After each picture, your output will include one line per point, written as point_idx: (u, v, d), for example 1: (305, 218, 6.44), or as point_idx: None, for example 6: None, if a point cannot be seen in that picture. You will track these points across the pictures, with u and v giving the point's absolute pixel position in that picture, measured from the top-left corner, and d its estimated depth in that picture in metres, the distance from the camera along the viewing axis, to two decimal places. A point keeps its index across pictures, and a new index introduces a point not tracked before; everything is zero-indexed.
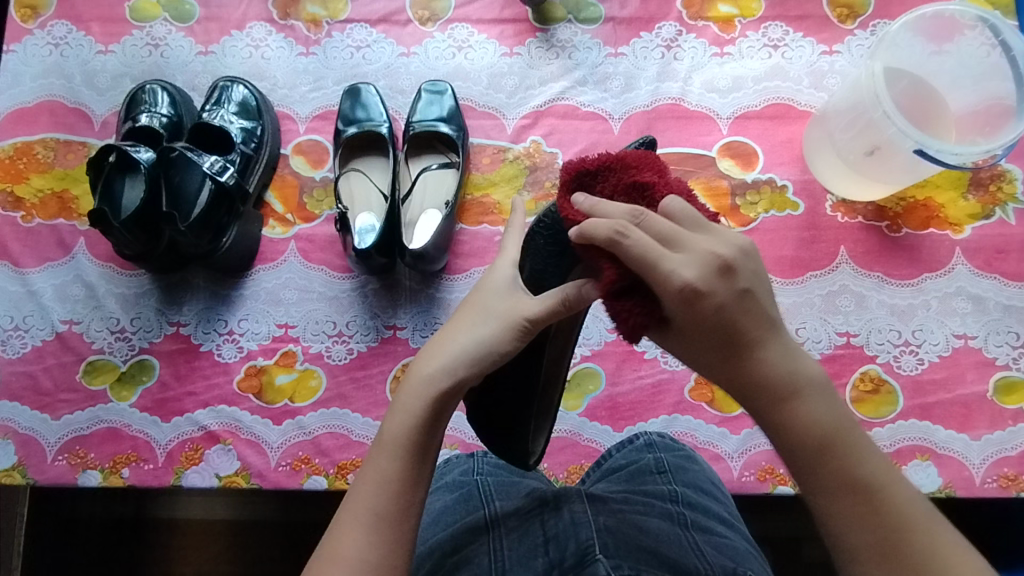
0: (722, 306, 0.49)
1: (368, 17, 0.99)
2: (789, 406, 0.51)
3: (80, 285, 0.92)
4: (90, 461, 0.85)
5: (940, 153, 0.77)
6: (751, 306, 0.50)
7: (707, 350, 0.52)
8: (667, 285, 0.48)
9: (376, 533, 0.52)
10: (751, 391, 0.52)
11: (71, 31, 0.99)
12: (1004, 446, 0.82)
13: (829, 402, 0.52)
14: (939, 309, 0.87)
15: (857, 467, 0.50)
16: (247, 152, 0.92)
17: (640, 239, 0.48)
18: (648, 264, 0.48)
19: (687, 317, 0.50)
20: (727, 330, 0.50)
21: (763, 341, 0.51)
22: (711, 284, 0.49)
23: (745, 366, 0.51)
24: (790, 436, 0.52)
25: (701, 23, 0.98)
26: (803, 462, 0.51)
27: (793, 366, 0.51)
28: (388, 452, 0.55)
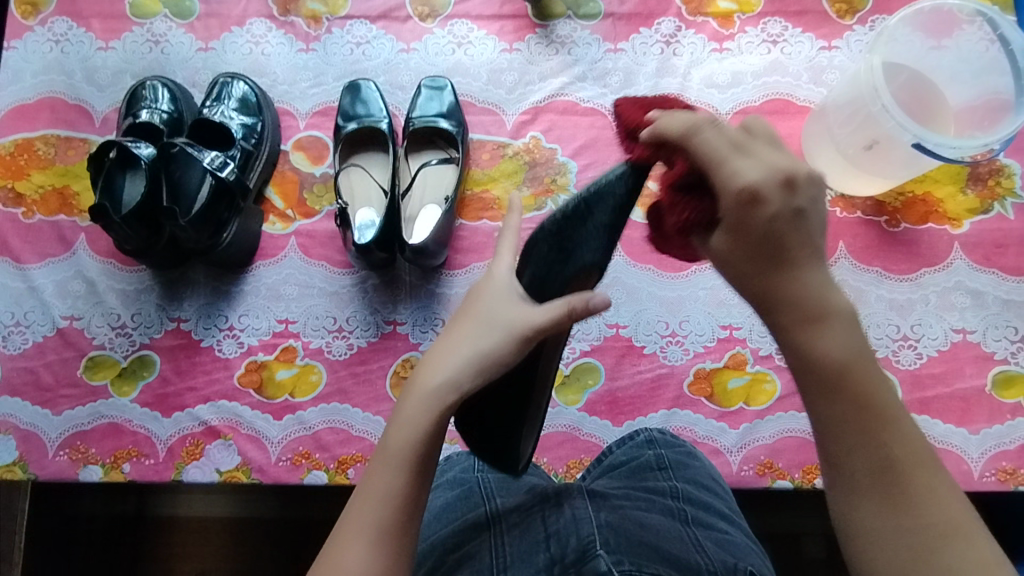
0: (775, 218, 0.49)
1: (368, 13, 0.99)
2: (813, 329, 0.49)
3: (81, 281, 0.92)
4: (91, 456, 0.85)
5: (939, 147, 0.77)
6: (803, 227, 0.50)
7: (746, 257, 0.50)
8: (728, 183, 0.50)
9: (380, 546, 0.51)
10: (784, 304, 0.50)
11: (72, 27, 0.99)
12: (1002, 440, 0.82)
13: (852, 336, 0.50)
14: (938, 304, 0.87)
15: (874, 396, 0.49)
16: (247, 148, 0.92)
17: (709, 139, 0.51)
18: (714, 160, 0.50)
19: (734, 220, 0.50)
20: (771, 238, 0.49)
21: (805, 262, 0.50)
22: (769, 192, 0.49)
23: (783, 277, 0.50)
24: (808, 362, 0.49)
25: (701, 18, 0.98)
26: (819, 394, 0.49)
27: (825, 292, 0.50)
28: (393, 462, 0.54)
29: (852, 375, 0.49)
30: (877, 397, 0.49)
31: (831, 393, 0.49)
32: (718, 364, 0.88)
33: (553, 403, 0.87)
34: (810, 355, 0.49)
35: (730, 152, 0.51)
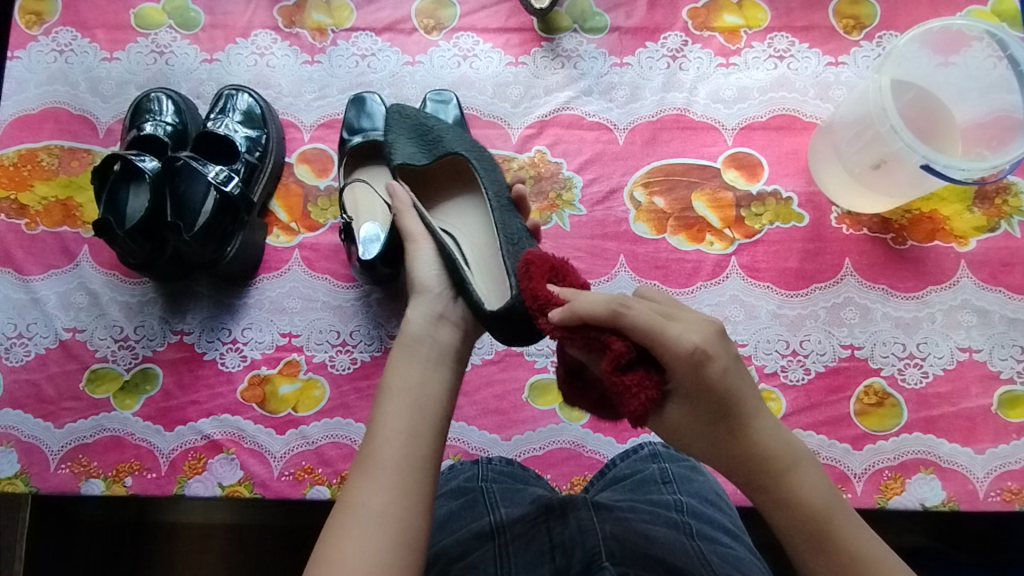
0: (725, 369, 0.55)
1: (374, 26, 0.99)
2: (787, 479, 0.55)
3: (84, 292, 0.92)
4: (93, 470, 0.85)
5: (947, 168, 0.78)
6: (743, 375, 0.57)
7: (704, 424, 0.56)
8: (676, 348, 0.55)
9: (392, 481, 0.54)
10: (753, 467, 0.56)
11: (76, 38, 0.99)
12: (1008, 460, 0.82)
13: (820, 481, 0.55)
14: (945, 322, 0.87)
15: (853, 542, 0.53)
16: (252, 161, 0.92)
17: (640, 310, 0.56)
18: (653, 330, 0.55)
19: (690, 381, 0.55)
20: (725, 399, 0.55)
21: (752, 414, 0.56)
22: (713, 349, 0.55)
23: (743, 440, 0.56)
24: (789, 516, 0.55)
25: (707, 33, 0.97)
26: (804, 544, 0.54)
27: (781, 439, 0.56)
28: (399, 401, 0.59)
29: (830, 517, 0.54)
30: (855, 535, 0.53)
31: (814, 539, 0.54)
32: None
33: (557, 419, 0.87)
34: (789, 510, 0.55)
35: (660, 319, 0.56)
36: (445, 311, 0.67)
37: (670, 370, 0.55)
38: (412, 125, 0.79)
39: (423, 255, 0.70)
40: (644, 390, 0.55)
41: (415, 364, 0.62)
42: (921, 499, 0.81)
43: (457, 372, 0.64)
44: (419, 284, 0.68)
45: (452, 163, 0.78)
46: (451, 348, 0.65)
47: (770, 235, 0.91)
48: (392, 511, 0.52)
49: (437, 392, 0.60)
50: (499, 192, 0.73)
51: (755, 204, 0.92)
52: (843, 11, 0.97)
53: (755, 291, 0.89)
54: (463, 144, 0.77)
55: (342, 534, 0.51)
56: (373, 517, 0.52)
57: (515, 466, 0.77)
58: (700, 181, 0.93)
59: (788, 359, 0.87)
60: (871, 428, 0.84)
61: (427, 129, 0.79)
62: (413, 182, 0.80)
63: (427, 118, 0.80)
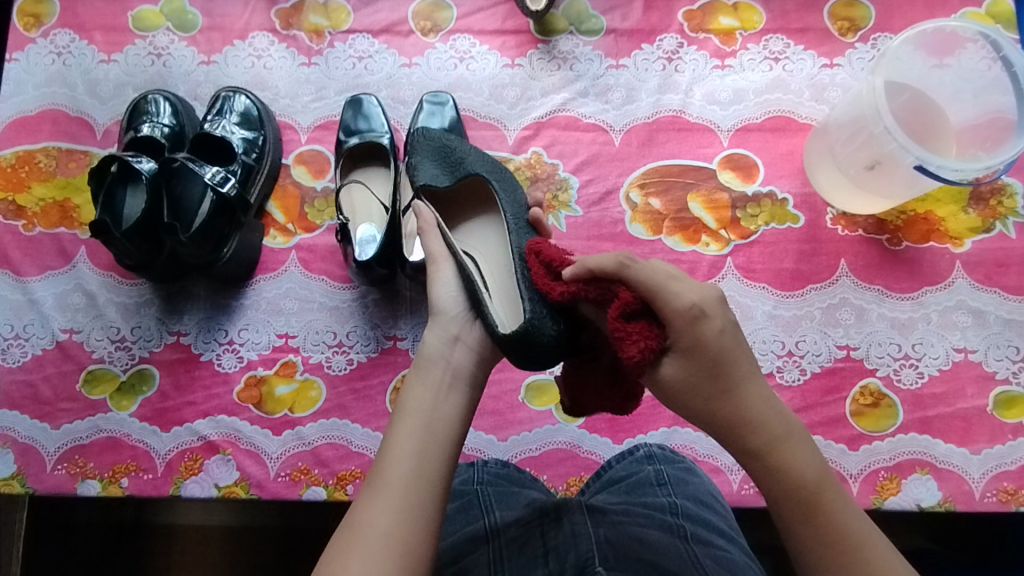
0: (722, 331, 0.55)
1: (371, 28, 0.99)
2: (779, 447, 0.54)
3: (81, 293, 0.92)
4: (89, 471, 0.85)
5: (941, 169, 0.78)
6: (740, 342, 0.56)
7: (702, 384, 0.55)
8: (678, 302, 0.54)
9: (400, 503, 0.53)
10: (743, 428, 0.55)
11: (74, 40, 0.99)
12: (1003, 460, 0.82)
13: (811, 454, 0.55)
14: (940, 322, 0.87)
15: (843, 518, 0.52)
16: (249, 163, 0.92)
17: (646, 265, 0.56)
18: (656, 286, 0.55)
19: (691, 337, 0.55)
20: (723, 361, 0.55)
21: (745, 379, 0.56)
22: (712, 309, 0.55)
23: (734, 401, 0.55)
24: (778, 483, 0.54)
25: (702, 35, 0.98)
26: (791, 513, 0.53)
27: (774, 408, 0.56)
28: (410, 423, 0.58)
29: (820, 488, 0.53)
30: (843, 508, 0.53)
31: (801, 508, 0.53)
32: None
33: (553, 420, 0.87)
34: (779, 476, 0.54)
35: (663, 274, 0.56)
36: (462, 333, 0.66)
37: (670, 324, 0.55)
38: (437, 147, 0.78)
39: (444, 278, 0.69)
40: (644, 338, 0.55)
41: (428, 386, 0.61)
42: (917, 499, 0.81)
43: (473, 396, 0.63)
44: (437, 307, 0.67)
45: (473, 185, 0.77)
46: (468, 372, 0.64)
47: (765, 236, 0.91)
48: (398, 533, 0.52)
49: (450, 416, 0.60)
50: (517, 214, 0.72)
51: (750, 205, 0.92)
52: (838, 13, 0.98)
53: (751, 291, 0.89)
54: (485, 165, 0.75)
55: (347, 554, 0.51)
56: (378, 538, 0.51)
57: (511, 468, 0.77)
58: (696, 183, 0.93)
59: (783, 360, 0.87)
60: (866, 429, 0.84)
61: (448, 150, 0.77)
62: (438, 206, 0.78)
63: (450, 139, 0.78)
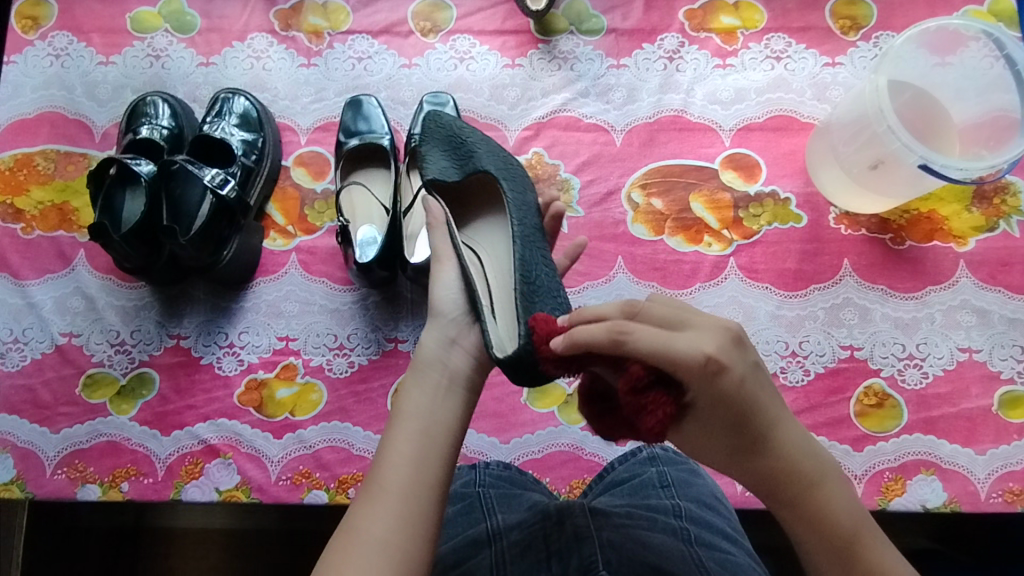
0: (742, 380, 0.51)
1: (370, 29, 0.99)
2: (814, 496, 0.53)
3: (80, 297, 0.91)
4: (89, 475, 0.84)
5: (945, 168, 0.77)
6: (763, 380, 0.53)
7: (723, 437, 0.53)
8: (691, 364, 0.50)
9: (397, 509, 0.53)
10: (777, 481, 0.54)
11: (72, 42, 0.99)
12: (1009, 461, 0.82)
13: (846, 495, 0.54)
14: (944, 322, 0.87)
15: (880, 559, 0.53)
16: (249, 165, 0.91)
17: (644, 335, 0.51)
18: (661, 351, 0.51)
19: (707, 395, 0.51)
20: (749, 413, 0.52)
21: (777, 425, 0.53)
22: (729, 360, 0.51)
23: (766, 454, 0.53)
24: (816, 533, 0.53)
25: (704, 34, 0.97)
26: (829, 562, 0.53)
27: (809, 452, 0.54)
28: (406, 428, 0.58)
29: (856, 535, 0.53)
30: (880, 548, 0.53)
31: (840, 558, 0.53)
32: None
33: (556, 422, 0.86)
34: (817, 528, 0.53)
35: (667, 334, 0.52)
36: (460, 337, 0.65)
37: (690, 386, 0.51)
38: (446, 136, 0.75)
39: (444, 277, 0.68)
40: (662, 408, 0.52)
41: (427, 392, 0.61)
42: (922, 500, 0.81)
43: (472, 402, 0.63)
44: (435, 308, 0.66)
45: (486, 180, 0.73)
46: (465, 376, 0.63)
47: (768, 236, 0.91)
48: (394, 540, 0.51)
49: (448, 423, 0.59)
50: (525, 217, 0.68)
51: (753, 204, 0.92)
52: (840, 12, 0.97)
53: (754, 292, 0.88)
54: (495, 162, 0.71)
55: (343, 559, 0.50)
56: (373, 544, 0.51)
57: (513, 470, 0.76)
58: (698, 183, 0.93)
59: (787, 360, 0.86)
60: (870, 430, 0.83)
61: (465, 143, 0.73)
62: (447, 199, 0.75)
63: (462, 129, 0.75)
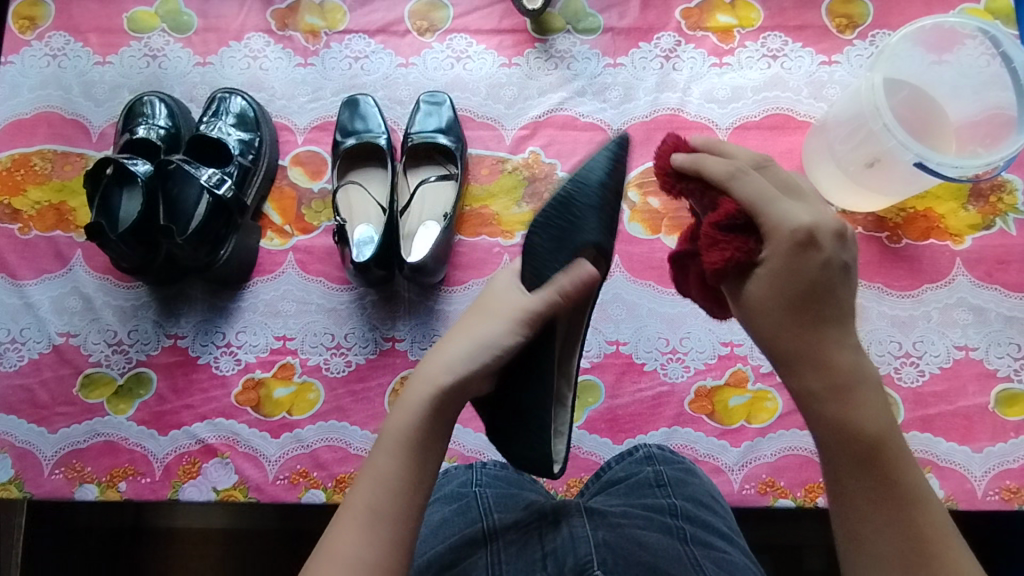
0: (828, 262, 0.55)
1: (367, 28, 0.99)
2: (845, 398, 0.53)
3: (77, 297, 0.91)
4: (87, 475, 0.84)
5: (941, 166, 0.77)
6: (846, 281, 0.56)
7: (785, 304, 0.55)
8: (777, 225, 0.55)
9: (382, 535, 0.52)
10: (810, 360, 0.54)
11: (70, 42, 0.99)
12: (1005, 458, 0.82)
13: (880, 407, 0.54)
14: (940, 320, 0.87)
15: (897, 470, 0.52)
16: (245, 164, 0.92)
17: (755, 182, 0.57)
18: (765, 199, 0.56)
19: (787, 259, 0.55)
20: (814, 289, 0.55)
21: (836, 319, 0.55)
22: (824, 237, 0.55)
23: (812, 334, 0.55)
24: (836, 430, 0.53)
25: (700, 33, 0.97)
26: (848, 462, 0.53)
27: (855, 359, 0.55)
28: (394, 450, 0.56)
29: (879, 442, 0.52)
30: (902, 462, 0.53)
31: (860, 458, 0.52)
32: (719, 382, 0.87)
33: None
34: (834, 424, 0.53)
35: (775, 194, 0.56)
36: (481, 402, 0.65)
37: (772, 237, 0.55)
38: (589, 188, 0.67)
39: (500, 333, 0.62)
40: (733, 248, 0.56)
41: (424, 416, 0.58)
42: None
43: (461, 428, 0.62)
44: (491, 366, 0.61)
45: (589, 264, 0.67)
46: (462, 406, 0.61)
47: None
48: (381, 566, 0.51)
49: (438, 446, 0.58)
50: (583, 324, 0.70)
51: None
52: (836, 10, 0.97)
53: None
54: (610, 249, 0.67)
55: None
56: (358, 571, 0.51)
57: (510, 470, 0.76)
58: None
59: None
60: None
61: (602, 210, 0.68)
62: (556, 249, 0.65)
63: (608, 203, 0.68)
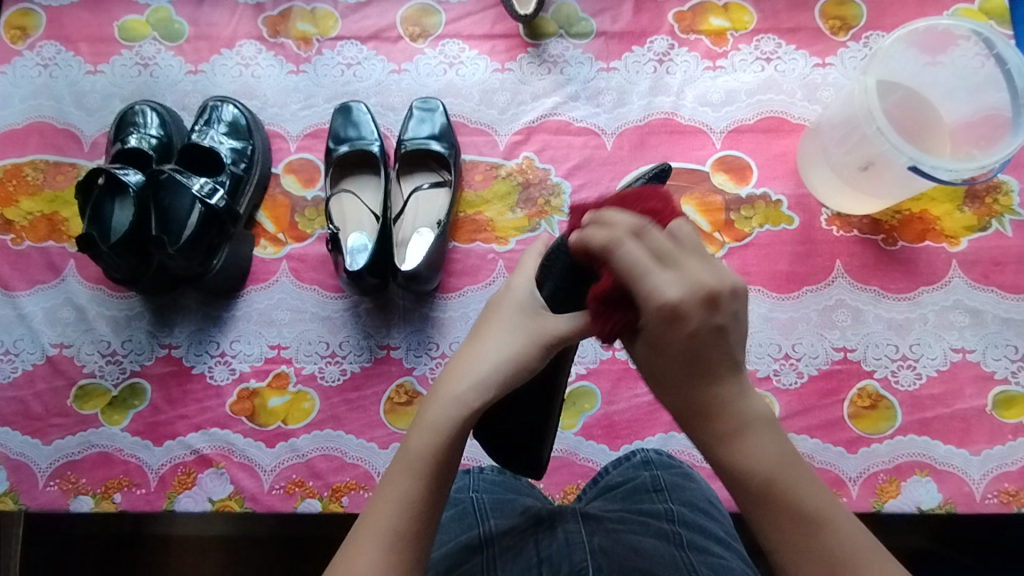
0: (695, 333, 0.48)
1: (359, 34, 0.99)
2: (733, 444, 0.50)
3: (71, 308, 0.91)
4: (81, 486, 0.84)
5: (935, 169, 0.77)
6: (722, 344, 0.49)
7: (669, 371, 0.50)
8: (649, 300, 0.48)
9: (399, 564, 0.48)
10: (695, 418, 0.51)
11: (61, 51, 0.99)
12: (1003, 461, 0.81)
13: (773, 440, 0.51)
14: (936, 323, 0.87)
15: (804, 500, 0.49)
16: (238, 173, 0.91)
17: (630, 252, 0.48)
18: (634, 275, 0.48)
19: (657, 329, 0.49)
20: (691, 356, 0.49)
21: (720, 373, 0.50)
22: (691, 308, 0.48)
23: (701, 392, 0.50)
24: (734, 478, 0.50)
25: (693, 36, 0.97)
26: (755, 508, 0.50)
27: (740, 404, 0.51)
28: (412, 472, 0.51)
29: (774, 485, 0.49)
30: (808, 490, 0.49)
31: (762, 502, 0.49)
32: None
33: None
34: (732, 475, 0.50)
35: (652, 261, 0.48)
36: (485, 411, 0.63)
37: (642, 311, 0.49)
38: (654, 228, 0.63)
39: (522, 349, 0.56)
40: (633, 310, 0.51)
41: (449, 439, 0.52)
42: (917, 502, 0.81)
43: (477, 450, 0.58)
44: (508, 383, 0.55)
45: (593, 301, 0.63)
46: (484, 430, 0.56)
47: (760, 238, 0.90)
48: None
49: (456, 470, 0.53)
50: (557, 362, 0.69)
51: (744, 207, 0.92)
52: (829, 12, 0.97)
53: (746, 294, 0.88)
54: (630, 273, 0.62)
55: None
56: None
57: (507, 475, 0.75)
58: (689, 185, 0.92)
59: (780, 363, 0.86)
60: (864, 432, 0.83)
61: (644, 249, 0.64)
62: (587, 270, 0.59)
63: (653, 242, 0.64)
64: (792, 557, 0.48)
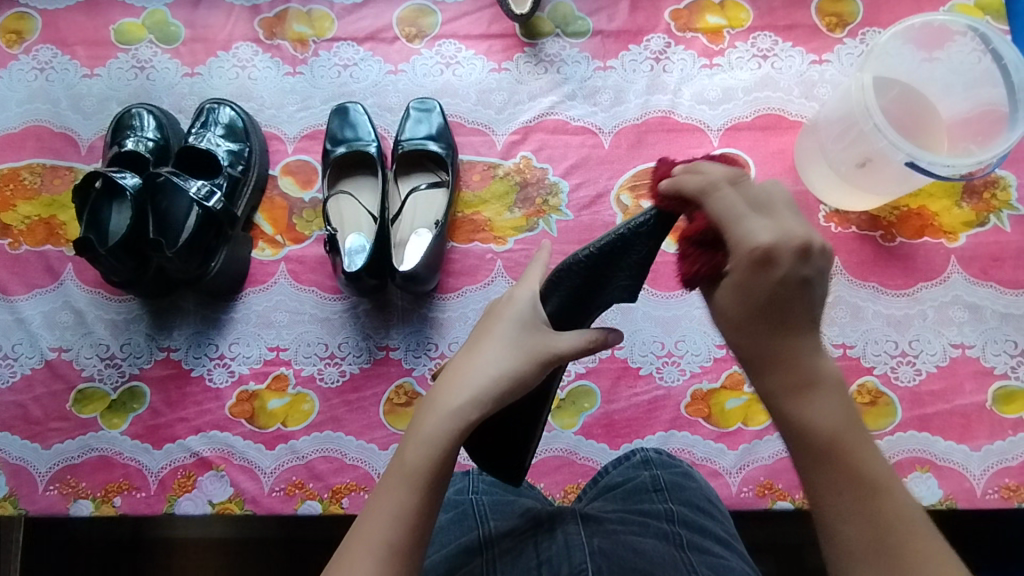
0: (784, 279, 0.49)
1: (355, 35, 0.99)
2: (800, 395, 0.50)
3: (69, 311, 0.91)
4: (81, 490, 0.84)
5: (932, 165, 0.77)
6: (808, 295, 0.50)
7: (744, 315, 0.51)
8: (742, 241, 0.50)
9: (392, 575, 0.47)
10: (762, 364, 0.51)
11: (57, 55, 0.99)
12: (1004, 456, 0.81)
13: (839, 403, 0.50)
14: (936, 319, 0.86)
15: (863, 461, 0.48)
16: (235, 175, 0.91)
17: (727, 198, 0.51)
18: (728, 219, 0.50)
19: (744, 272, 0.50)
20: (772, 301, 0.50)
21: (801, 326, 0.50)
22: (783, 254, 0.49)
23: (773, 338, 0.51)
24: (792, 428, 0.50)
25: (690, 34, 0.97)
26: (809, 459, 0.49)
27: (813, 360, 0.51)
28: (406, 484, 0.51)
29: (835, 438, 0.48)
30: (869, 455, 0.48)
31: (818, 454, 0.48)
32: (715, 385, 0.87)
33: (548, 427, 0.86)
34: (790, 424, 0.50)
35: (746, 208, 0.51)
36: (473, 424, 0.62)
37: (734, 251, 0.50)
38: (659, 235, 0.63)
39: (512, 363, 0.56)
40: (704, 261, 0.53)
41: (445, 452, 0.52)
42: (918, 497, 0.81)
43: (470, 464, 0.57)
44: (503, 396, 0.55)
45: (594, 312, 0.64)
46: None
47: None
48: None
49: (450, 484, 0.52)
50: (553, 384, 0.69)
51: None
52: (825, 9, 0.97)
53: None
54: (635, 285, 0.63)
55: None
56: None
57: (507, 475, 0.75)
58: None
59: None
60: (865, 428, 0.83)
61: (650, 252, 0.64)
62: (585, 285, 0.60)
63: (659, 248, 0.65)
64: (841, 509, 0.47)
